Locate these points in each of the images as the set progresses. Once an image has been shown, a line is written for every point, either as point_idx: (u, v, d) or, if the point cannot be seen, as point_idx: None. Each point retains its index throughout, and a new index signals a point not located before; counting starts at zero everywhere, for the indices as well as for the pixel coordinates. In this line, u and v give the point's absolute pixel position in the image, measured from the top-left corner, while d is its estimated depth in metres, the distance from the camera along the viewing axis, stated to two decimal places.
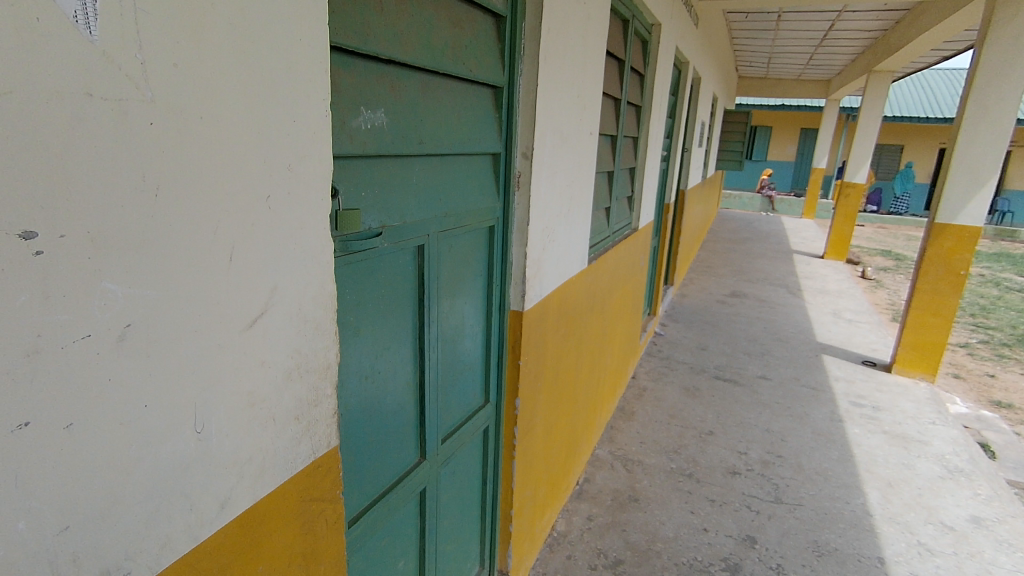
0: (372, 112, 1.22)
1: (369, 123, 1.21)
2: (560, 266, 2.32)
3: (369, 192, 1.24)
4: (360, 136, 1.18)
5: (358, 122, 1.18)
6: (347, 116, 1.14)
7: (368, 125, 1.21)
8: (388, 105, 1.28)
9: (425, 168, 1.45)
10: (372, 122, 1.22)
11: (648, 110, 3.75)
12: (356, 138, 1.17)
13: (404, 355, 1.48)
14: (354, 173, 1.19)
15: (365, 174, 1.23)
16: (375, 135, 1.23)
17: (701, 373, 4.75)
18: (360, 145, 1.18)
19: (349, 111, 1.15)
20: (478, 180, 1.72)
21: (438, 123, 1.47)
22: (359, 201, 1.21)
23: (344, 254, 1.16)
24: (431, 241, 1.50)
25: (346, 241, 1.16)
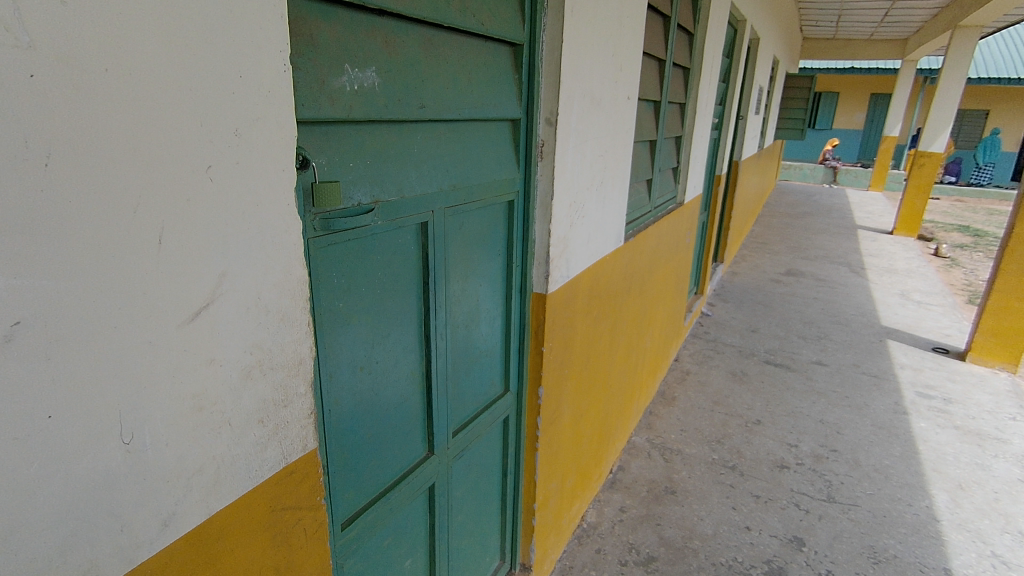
0: (360, 72, 1.07)
1: (356, 84, 1.06)
2: (591, 245, 2.14)
3: (357, 165, 1.10)
4: (344, 100, 1.03)
5: (341, 82, 1.03)
6: (327, 75, 0.99)
7: (355, 86, 1.06)
8: (380, 63, 1.12)
9: (428, 136, 1.30)
10: (358, 83, 1.07)
11: (697, 73, 3.44)
12: (337, 101, 1.02)
13: (407, 344, 1.36)
14: (336, 143, 1.05)
15: (353, 144, 1.09)
16: (364, 97, 1.08)
17: (750, 357, 4.47)
18: (343, 108, 1.03)
19: (329, 69, 1.00)
20: (494, 148, 1.55)
21: (444, 84, 1.31)
22: (344, 174, 1.07)
23: (325, 235, 1.03)
24: (437, 217, 1.36)
25: (326, 219, 1.03)
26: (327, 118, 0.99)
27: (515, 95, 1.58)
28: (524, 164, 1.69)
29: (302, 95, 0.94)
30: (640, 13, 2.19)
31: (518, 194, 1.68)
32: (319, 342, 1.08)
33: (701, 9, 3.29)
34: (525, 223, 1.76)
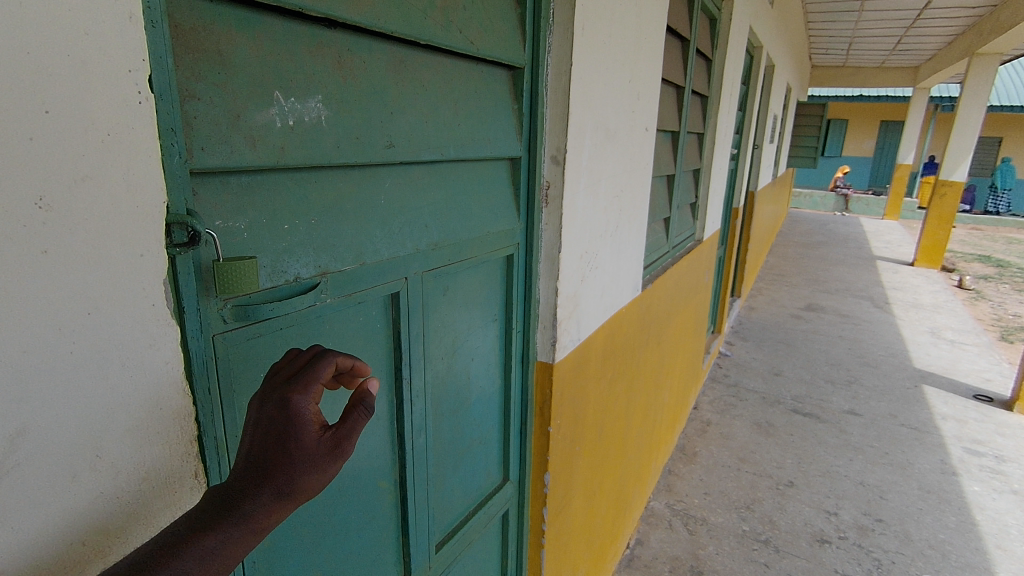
0: (298, 101, 0.78)
1: (293, 119, 0.78)
2: (605, 298, 1.83)
3: (295, 226, 0.81)
4: (272, 141, 0.75)
5: (270, 117, 0.74)
6: (244, 106, 0.71)
7: (291, 121, 0.77)
8: (330, 90, 0.84)
9: (401, 183, 1.01)
10: (297, 117, 0.78)
11: (716, 102, 3.18)
12: (262, 142, 0.73)
13: (373, 449, 1.05)
14: (261, 198, 0.76)
15: (289, 198, 0.80)
16: (304, 136, 0.80)
17: (776, 405, 4.10)
18: (271, 152, 0.75)
19: (247, 98, 0.71)
20: (488, 193, 1.26)
21: (422, 116, 1.03)
22: (275, 241, 0.78)
23: (245, 327, 0.74)
24: (414, 285, 1.06)
25: (245, 304, 0.73)
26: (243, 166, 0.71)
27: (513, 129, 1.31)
28: (526, 210, 1.40)
29: (201, 134, 0.66)
30: (658, 35, 1.92)
31: (518, 246, 1.39)
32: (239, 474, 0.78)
33: (719, 34, 3.04)
34: (527, 280, 1.46)
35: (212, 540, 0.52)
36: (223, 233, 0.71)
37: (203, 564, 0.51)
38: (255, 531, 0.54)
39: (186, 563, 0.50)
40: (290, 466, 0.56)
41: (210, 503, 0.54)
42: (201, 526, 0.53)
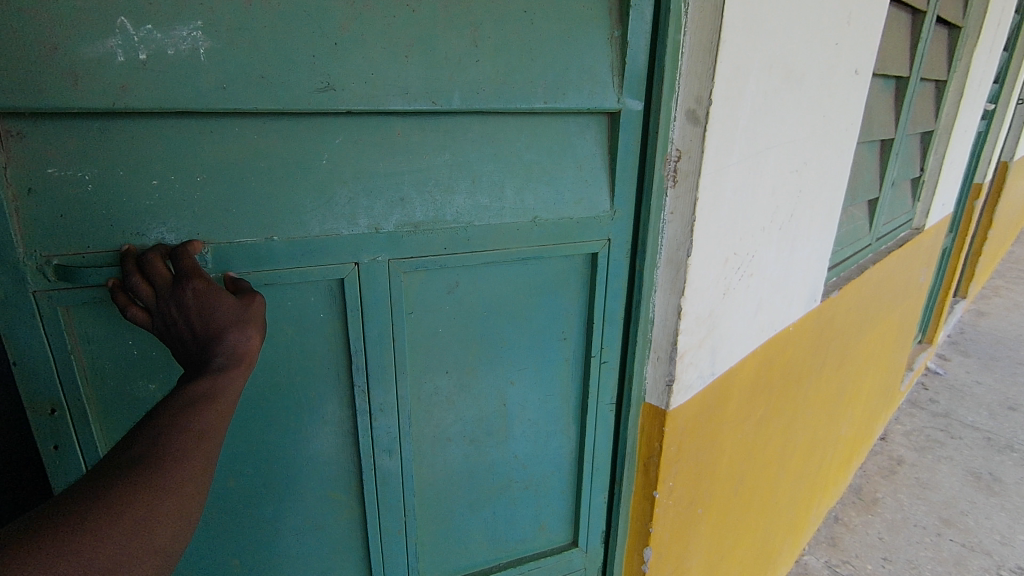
0: (158, 31, 0.71)
1: (144, 50, 0.71)
2: (763, 316, 1.33)
3: (164, 183, 0.77)
4: (107, 75, 0.70)
5: (108, 49, 0.69)
6: (66, 36, 0.67)
7: (140, 54, 0.71)
8: (219, 16, 0.73)
9: (362, 140, 0.86)
10: (153, 50, 0.71)
11: (975, 36, 2.26)
12: (93, 79, 0.69)
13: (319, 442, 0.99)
14: (122, 146, 0.74)
15: (164, 152, 0.76)
16: (172, 76, 0.73)
17: (1007, 453, 3.06)
18: (105, 89, 0.70)
19: (66, 25, 0.67)
20: (543, 167, 0.98)
21: (399, 51, 0.83)
22: (133, 198, 0.76)
23: (83, 290, 0.78)
24: (379, 272, 0.93)
25: (74, 268, 0.76)
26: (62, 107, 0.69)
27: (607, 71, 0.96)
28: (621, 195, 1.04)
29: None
30: None
31: (607, 245, 1.06)
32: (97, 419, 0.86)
33: None
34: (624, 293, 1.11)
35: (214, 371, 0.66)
36: (57, 182, 0.72)
37: (204, 399, 0.63)
38: (234, 369, 0.68)
39: (186, 404, 0.62)
40: (226, 319, 0.70)
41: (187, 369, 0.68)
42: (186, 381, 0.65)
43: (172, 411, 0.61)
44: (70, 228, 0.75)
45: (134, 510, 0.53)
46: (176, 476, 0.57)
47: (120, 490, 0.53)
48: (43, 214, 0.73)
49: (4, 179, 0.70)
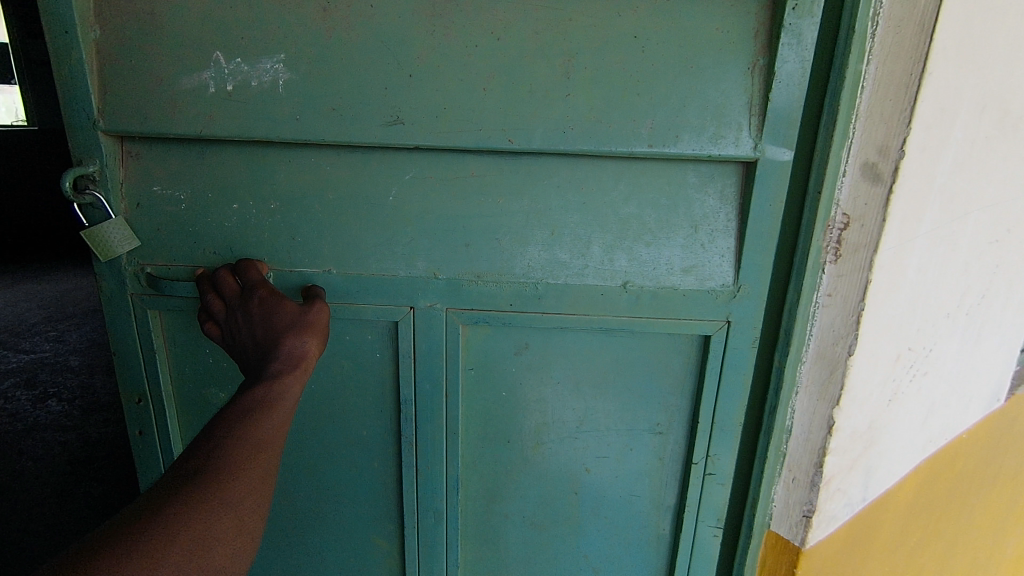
0: (247, 65, 1.02)
1: (231, 79, 1.03)
2: (929, 423, 1.13)
3: (240, 209, 1.12)
4: (199, 100, 1.03)
5: (202, 80, 1.03)
6: (169, 72, 1.03)
7: (228, 83, 1.03)
8: (297, 53, 1.01)
9: (431, 177, 1.06)
10: (238, 79, 1.03)
11: None
12: (187, 104, 1.04)
13: (372, 442, 1.23)
14: (211, 167, 1.10)
15: (244, 178, 1.10)
16: (247, 107, 1.04)
17: None
18: (196, 112, 1.04)
19: (175, 67, 1.03)
20: (646, 218, 0.99)
21: (480, 84, 0.98)
22: (212, 220, 1.13)
23: (162, 301, 1.17)
24: (435, 317, 1.11)
25: (161, 275, 1.15)
26: (160, 130, 1.05)
27: (744, 103, 0.91)
28: (750, 265, 0.97)
29: (114, 93, 1.04)
30: None
31: (724, 326, 1.00)
32: (174, 407, 1.27)
33: None
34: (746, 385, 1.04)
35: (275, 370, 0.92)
36: (157, 200, 1.12)
37: (258, 402, 0.85)
38: (288, 373, 0.91)
39: (246, 408, 0.84)
40: (286, 330, 0.97)
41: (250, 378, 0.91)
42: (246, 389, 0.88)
43: (232, 415, 0.83)
44: (162, 238, 1.14)
45: (202, 494, 0.74)
46: (237, 465, 0.78)
47: (195, 481, 0.75)
48: (145, 222, 1.14)
49: (119, 192, 1.12)
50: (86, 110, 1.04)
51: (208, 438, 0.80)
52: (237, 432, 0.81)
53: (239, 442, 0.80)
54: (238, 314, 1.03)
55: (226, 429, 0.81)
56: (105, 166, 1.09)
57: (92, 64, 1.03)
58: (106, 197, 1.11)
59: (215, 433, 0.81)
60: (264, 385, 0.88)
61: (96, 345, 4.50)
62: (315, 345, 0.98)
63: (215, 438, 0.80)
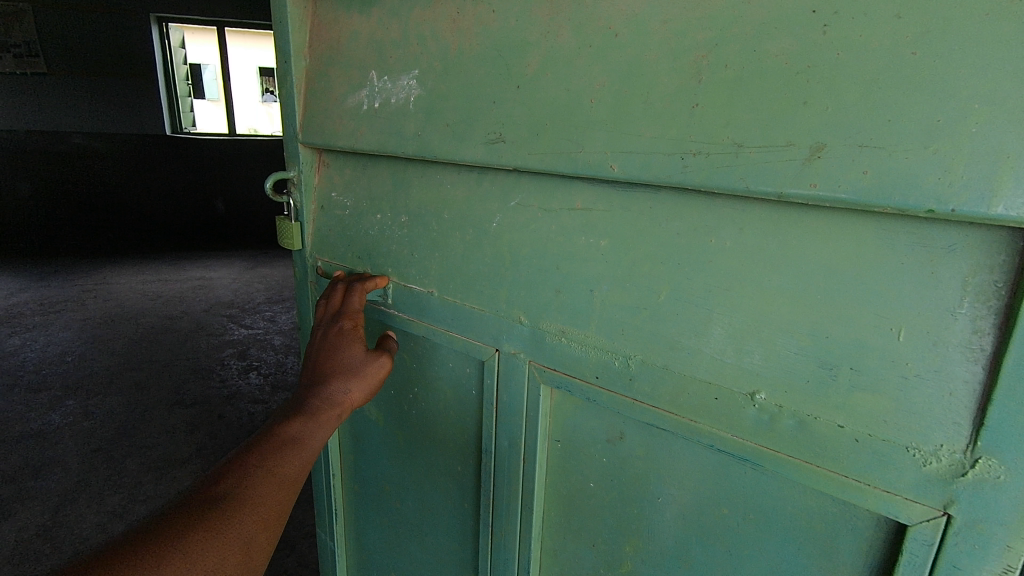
0: (392, 81, 0.94)
1: (379, 97, 0.95)
2: None
3: (380, 220, 1.07)
4: (355, 117, 0.99)
5: (360, 97, 0.98)
6: (341, 91, 1.01)
7: (377, 99, 0.96)
8: (430, 65, 0.89)
9: (535, 206, 0.84)
10: (384, 94, 0.95)
11: None
12: (347, 121, 1.01)
13: (460, 482, 1.10)
14: (369, 180, 1.08)
15: (388, 191, 1.05)
16: (390, 122, 0.95)
17: None
18: (351, 128, 1.00)
19: (347, 82, 1.01)
20: (810, 300, 0.62)
21: (586, 95, 0.72)
22: (362, 228, 1.10)
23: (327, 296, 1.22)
24: (518, 369, 0.90)
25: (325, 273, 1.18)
26: (329, 144, 1.04)
27: None
28: (1001, 425, 0.53)
29: (309, 112, 1.08)
30: None
31: (942, 520, 0.58)
32: None
33: None
34: None
35: (314, 406, 0.86)
36: (333, 205, 1.15)
37: (289, 445, 0.78)
38: (323, 417, 0.85)
39: (273, 447, 0.76)
40: (341, 371, 0.92)
41: (287, 414, 0.83)
42: (279, 426, 0.81)
43: (261, 452, 0.75)
44: (329, 238, 1.17)
45: (215, 535, 0.64)
46: (253, 511, 0.68)
47: (206, 520, 0.65)
48: (325, 226, 1.18)
49: (309, 195, 1.19)
50: (288, 124, 1.12)
51: (232, 473, 0.71)
52: (263, 473, 0.73)
53: (261, 486, 0.71)
54: (318, 335, 0.98)
55: (251, 466, 0.73)
56: (301, 172, 1.16)
57: (295, 84, 1.08)
58: (298, 198, 1.19)
59: (237, 470, 0.71)
60: (298, 427, 0.81)
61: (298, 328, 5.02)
62: (364, 392, 0.92)
63: (240, 473, 0.71)
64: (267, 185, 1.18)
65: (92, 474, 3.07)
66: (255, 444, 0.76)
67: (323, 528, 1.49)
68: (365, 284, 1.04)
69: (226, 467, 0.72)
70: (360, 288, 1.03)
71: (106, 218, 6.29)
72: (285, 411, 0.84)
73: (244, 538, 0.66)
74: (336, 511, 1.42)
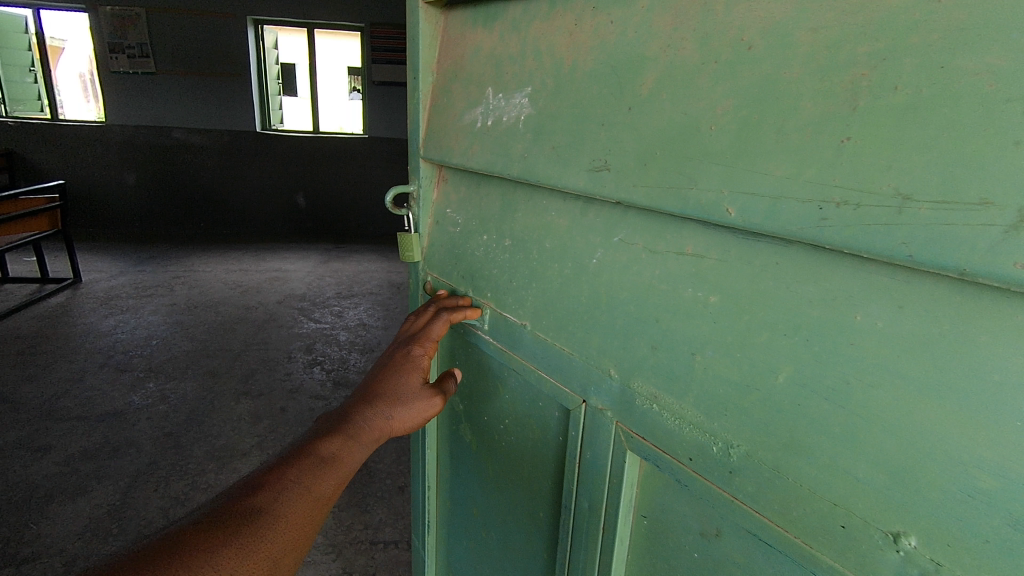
0: (505, 99, 0.82)
1: (492, 116, 0.84)
2: None
3: (486, 242, 0.94)
4: (470, 134, 0.88)
5: (476, 114, 0.87)
6: (459, 108, 0.91)
7: (489, 118, 0.84)
8: (545, 82, 0.76)
9: (641, 245, 0.68)
10: (498, 113, 0.83)
11: None
12: (461, 139, 0.90)
13: (537, 532, 0.97)
14: (480, 198, 0.96)
15: (498, 212, 0.92)
16: (501, 139, 0.82)
17: None
18: (465, 146, 0.89)
19: (467, 95, 0.90)
20: (1003, 429, 0.42)
21: (703, 121, 0.56)
22: (469, 248, 0.98)
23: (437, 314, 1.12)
24: (604, 429, 0.75)
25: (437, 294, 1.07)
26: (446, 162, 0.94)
27: None
28: None
29: (432, 127, 0.99)
30: None
31: None
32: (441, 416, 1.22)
33: None
34: None
35: (363, 423, 0.78)
36: (447, 222, 1.04)
37: (330, 462, 0.71)
38: (370, 439, 0.77)
39: (313, 463, 0.69)
40: (397, 393, 0.84)
41: (334, 426, 0.76)
42: (323, 438, 0.74)
43: (299, 467, 0.68)
44: (440, 254, 1.06)
45: (234, 550, 0.57)
46: (279, 532, 0.61)
47: (229, 532, 0.58)
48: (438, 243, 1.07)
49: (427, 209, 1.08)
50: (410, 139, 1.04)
51: (266, 486, 0.65)
52: (297, 491, 0.65)
53: (293, 505, 0.64)
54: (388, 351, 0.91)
55: (287, 481, 0.66)
56: (421, 186, 1.06)
57: (422, 99, 1.00)
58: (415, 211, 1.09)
59: (271, 483, 0.65)
60: (342, 444, 0.73)
61: (364, 326, 4.89)
62: (413, 422, 0.83)
63: (274, 488, 0.64)
64: (386, 198, 1.10)
65: (161, 458, 3.05)
66: (296, 456, 0.70)
67: (418, 540, 1.41)
68: (455, 313, 0.94)
69: (262, 477, 0.66)
70: (448, 315, 0.93)
71: (204, 211, 6.66)
72: (333, 422, 0.77)
73: (266, 565, 0.59)
74: (429, 529, 1.32)
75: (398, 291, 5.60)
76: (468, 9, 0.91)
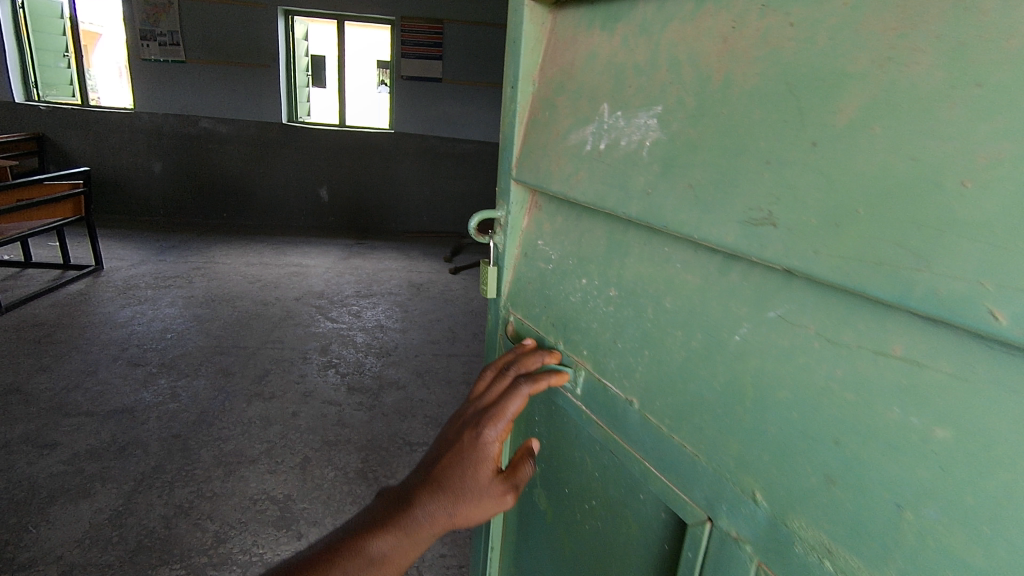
0: (624, 118, 0.64)
1: (607, 137, 0.66)
2: None
3: (585, 287, 0.75)
4: (576, 159, 0.71)
5: (585, 135, 0.70)
6: (565, 125, 0.74)
7: (603, 140, 0.67)
8: (681, 99, 0.57)
9: (812, 329, 0.48)
10: (615, 135, 0.65)
11: None
12: (564, 165, 0.73)
13: None
14: (580, 233, 0.76)
15: (601, 253, 0.72)
16: (621, 167, 0.64)
17: None
18: (569, 173, 0.72)
19: (576, 110, 0.72)
20: None
21: (948, 175, 0.37)
22: (563, 292, 0.80)
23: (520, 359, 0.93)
24: (736, 563, 0.55)
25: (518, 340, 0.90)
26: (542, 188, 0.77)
27: None
28: None
29: (526, 147, 0.82)
30: None
31: None
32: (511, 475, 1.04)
33: None
34: None
35: (422, 515, 0.63)
36: (536, 257, 0.86)
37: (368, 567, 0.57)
38: (423, 538, 0.62)
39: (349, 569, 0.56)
40: (464, 482, 0.66)
41: (385, 515, 0.62)
42: (368, 532, 0.60)
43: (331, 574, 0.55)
44: (526, 292, 0.89)
45: None
46: None
47: None
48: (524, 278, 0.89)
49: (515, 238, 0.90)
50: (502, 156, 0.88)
51: None
52: None
53: None
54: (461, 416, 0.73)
55: None
56: (510, 213, 0.89)
57: (518, 113, 0.84)
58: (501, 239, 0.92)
59: None
60: (387, 549, 0.59)
61: (382, 327, 4.71)
62: (477, 519, 0.66)
63: None
64: (469, 223, 0.91)
65: (168, 462, 2.86)
66: (330, 556, 0.57)
67: None
68: (538, 384, 0.71)
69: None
70: (530, 387, 0.70)
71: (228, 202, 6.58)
72: (386, 509, 0.63)
73: None
74: None
75: (421, 292, 5.41)
76: (581, 5, 0.73)
